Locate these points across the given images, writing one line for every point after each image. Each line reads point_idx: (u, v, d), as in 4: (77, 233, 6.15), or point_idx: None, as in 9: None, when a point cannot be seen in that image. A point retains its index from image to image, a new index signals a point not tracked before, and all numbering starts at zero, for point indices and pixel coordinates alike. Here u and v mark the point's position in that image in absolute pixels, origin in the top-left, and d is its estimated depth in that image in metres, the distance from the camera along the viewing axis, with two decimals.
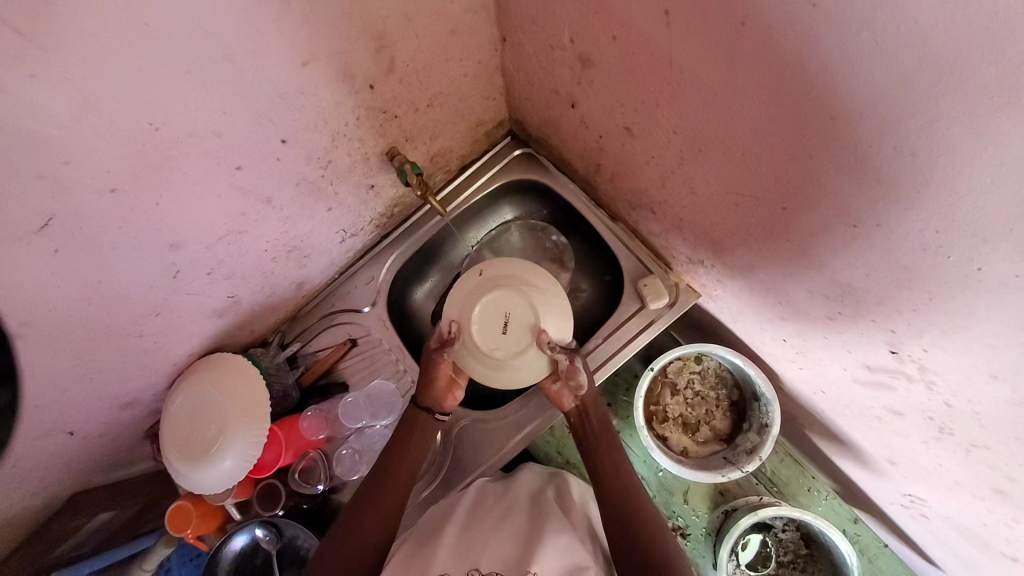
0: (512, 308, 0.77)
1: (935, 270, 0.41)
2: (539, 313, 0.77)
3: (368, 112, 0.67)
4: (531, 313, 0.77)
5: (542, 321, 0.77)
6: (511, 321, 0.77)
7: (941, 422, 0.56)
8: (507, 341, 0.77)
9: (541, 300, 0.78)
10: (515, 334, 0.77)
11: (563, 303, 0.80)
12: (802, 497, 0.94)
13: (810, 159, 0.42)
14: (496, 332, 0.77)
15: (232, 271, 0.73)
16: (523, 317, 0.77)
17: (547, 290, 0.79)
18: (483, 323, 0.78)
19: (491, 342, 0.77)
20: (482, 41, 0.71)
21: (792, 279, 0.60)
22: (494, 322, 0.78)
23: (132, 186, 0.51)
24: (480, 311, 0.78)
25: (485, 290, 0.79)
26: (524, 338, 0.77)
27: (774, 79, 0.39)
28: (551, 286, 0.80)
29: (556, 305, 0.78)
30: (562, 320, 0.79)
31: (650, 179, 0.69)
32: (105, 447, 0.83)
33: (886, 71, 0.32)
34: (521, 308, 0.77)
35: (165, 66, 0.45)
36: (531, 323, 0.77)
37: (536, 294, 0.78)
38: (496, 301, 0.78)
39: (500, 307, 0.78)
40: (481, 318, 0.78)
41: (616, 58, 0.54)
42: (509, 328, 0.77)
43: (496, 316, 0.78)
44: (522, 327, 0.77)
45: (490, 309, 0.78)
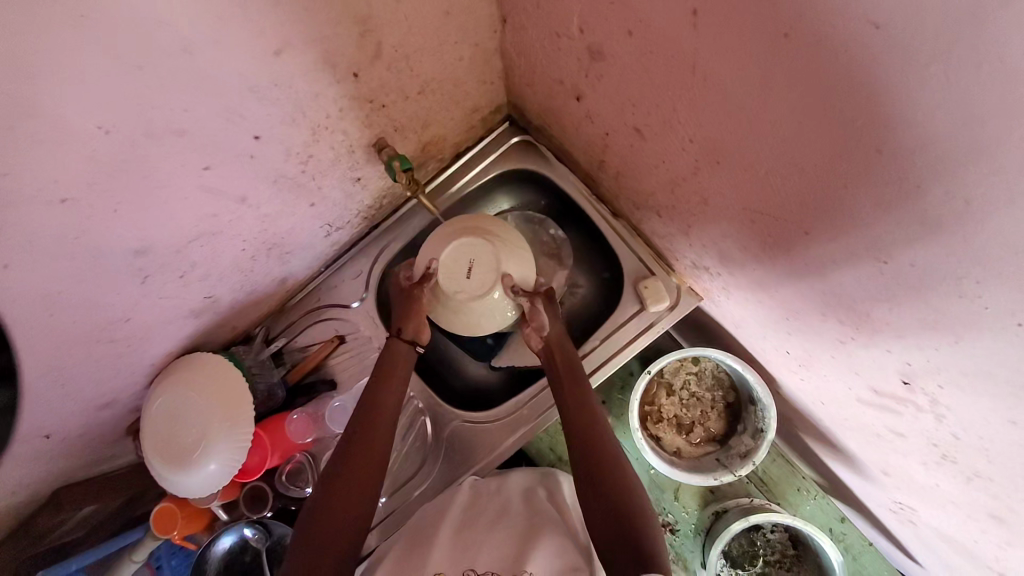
0: (476, 255, 0.75)
1: (970, 317, 0.38)
2: (500, 261, 0.75)
3: (352, 102, 0.60)
4: (493, 262, 0.75)
5: (504, 268, 0.75)
6: (475, 267, 0.75)
7: (945, 450, 0.55)
8: (473, 285, 0.75)
9: (503, 249, 0.76)
10: (479, 280, 0.75)
11: (524, 255, 0.78)
12: (791, 497, 0.95)
13: (844, 188, 0.38)
14: (459, 277, 0.75)
15: (208, 272, 0.68)
16: (487, 262, 0.75)
17: (509, 240, 0.78)
18: (447, 270, 0.75)
19: (455, 287, 0.75)
20: (480, 23, 0.63)
21: (803, 299, 0.57)
22: (460, 267, 0.75)
23: (86, 194, 0.45)
24: (446, 256, 0.76)
25: (452, 236, 0.76)
26: (490, 282, 0.75)
27: (814, 101, 0.34)
28: (512, 237, 0.79)
29: (518, 255, 0.77)
30: (522, 268, 0.78)
31: (658, 183, 0.64)
32: (84, 446, 0.80)
33: (951, 111, 0.27)
34: (484, 254, 0.75)
35: (112, 62, 0.38)
36: (493, 271, 0.75)
37: (499, 239, 0.76)
38: (460, 247, 0.75)
39: (465, 254, 0.75)
40: (447, 263, 0.75)
41: (629, 56, 0.48)
42: (473, 274, 0.75)
43: (461, 262, 0.75)
44: (485, 275, 0.75)
45: (456, 254, 0.75)
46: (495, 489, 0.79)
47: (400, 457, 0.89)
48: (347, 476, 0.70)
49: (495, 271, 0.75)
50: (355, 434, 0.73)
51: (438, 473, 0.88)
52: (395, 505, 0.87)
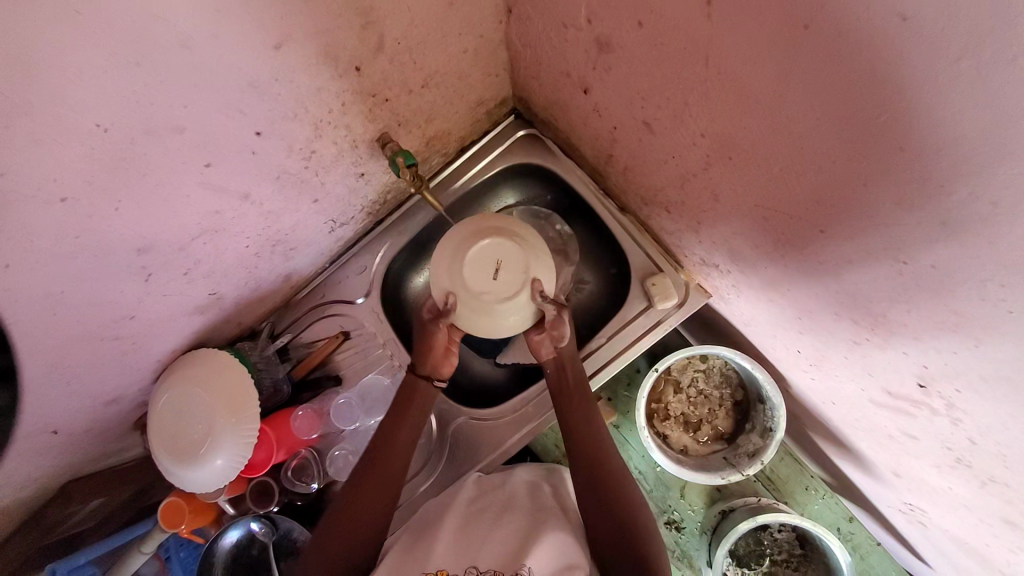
0: (505, 255, 0.70)
1: (992, 323, 0.36)
2: (530, 264, 0.71)
3: (354, 97, 0.59)
4: (523, 265, 0.70)
5: (534, 271, 0.71)
6: (502, 269, 0.70)
7: (960, 454, 0.54)
8: (501, 287, 0.70)
9: (533, 250, 0.72)
10: (508, 281, 0.70)
11: (551, 262, 0.74)
12: (799, 496, 0.95)
13: (863, 187, 0.37)
14: (486, 276, 0.70)
15: (212, 270, 0.68)
16: (516, 263, 0.70)
17: (536, 243, 0.73)
18: (473, 266, 0.70)
19: (481, 288, 0.70)
20: (484, 14, 0.62)
21: (815, 299, 0.55)
22: (486, 267, 0.70)
23: (86, 193, 0.45)
24: (474, 252, 0.71)
25: (479, 234, 0.72)
26: (520, 285, 0.70)
27: (834, 96, 0.33)
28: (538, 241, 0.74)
29: (546, 258, 0.73)
30: (550, 272, 0.74)
31: (667, 178, 0.63)
32: (92, 440, 0.80)
33: (981, 108, 0.26)
34: (514, 255, 0.70)
35: (108, 59, 0.37)
36: (522, 274, 0.70)
37: (528, 241, 0.72)
38: (488, 246, 0.71)
39: (493, 253, 0.71)
40: (474, 259, 0.71)
41: (639, 48, 0.47)
42: (502, 275, 0.70)
43: (488, 261, 0.70)
44: (513, 278, 0.70)
45: (483, 253, 0.71)
46: (500, 484, 0.78)
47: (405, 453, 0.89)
48: None
49: (525, 274, 0.71)
50: None
51: (443, 470, 0.87)
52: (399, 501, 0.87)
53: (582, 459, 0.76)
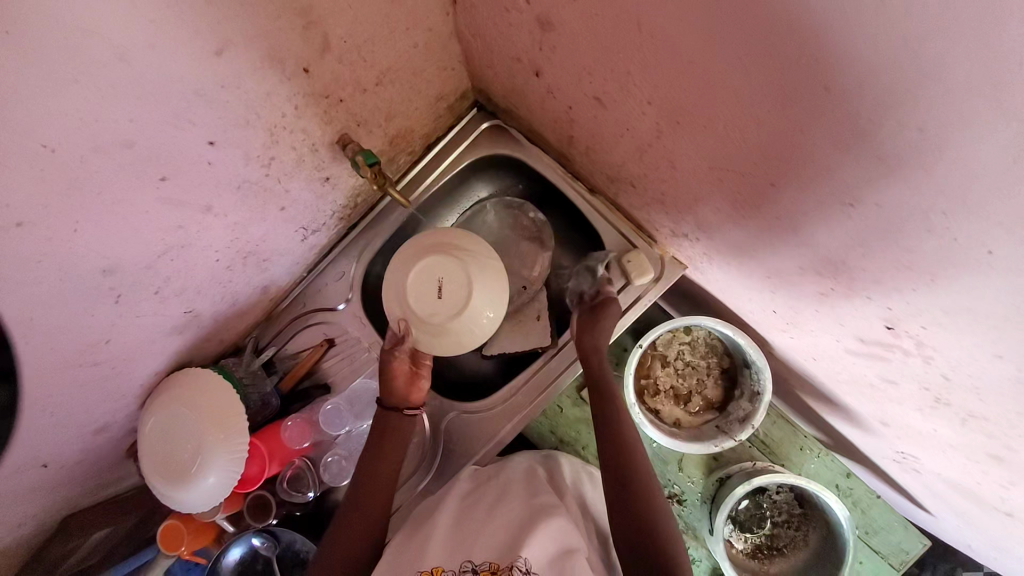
0: (444, 273, 0.70)
1: (942, 252, 0.37)
2: (468, 276, 0.69)
3: (308, 100, 0.59)
4: (461, 279, 0.69)
5: (475, 281, 0.70)
6: (445, 287, 0.70)
7: (937, 393, 0.55)
8: (446, 305, 0.70)
9: (470, 261, 0.70)
10: (453, 299, 0.70)
11: (492, 260, 0.72)
12: (794, 457, 0.94)
13: (801, 133, 0.37)
14: (431, 300, 0.70)
15: (184, 287, 0.68)
16: (456, 278, 0.70)
17: (472, 249, 0.72)
18: (418, 294, 0.71)
19: (428, 310, 0.70)
20: (430, 6, 0.62)
21: (780, 255, 0.56)
22: (430, 289, 0.70)
23: (41, 216, 0.45)
24: (414, 277, 0.70)
25: (416, 256, 0.71)
26: (463, 298, 0.70)
27: (759, 44, 0.33)
28: (474, 244, 0.72)
29: (486, 263, 0.72)
30: (494, 275, 0.72)
31: (626, 152, 0.63)
32: (84, 472, 0.80)
33: (890, 36, 0.26)
34: (451, 271, 0.69)
35: (45, 78, 0.37)
36: (464, 288, 0.70)
37: (465, 250, 0.71)
38: (426, 267, 0.70)
39: (433, 273, 0.70)
40: (416, 287, 0.70)
41: (578, 22, 0.47)
42: (446, 294, 0.70)
43: (431, 283, 0.70)
44: (457, 292, 0.70)
45: (423, 276, 0.70)
46: (494, 474, 0.79)
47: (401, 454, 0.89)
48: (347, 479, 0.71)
49: (466, 286, 0.70)
50: None
51: (440, 467, 0.88)
52: (399, 502, 0.87)
53: None
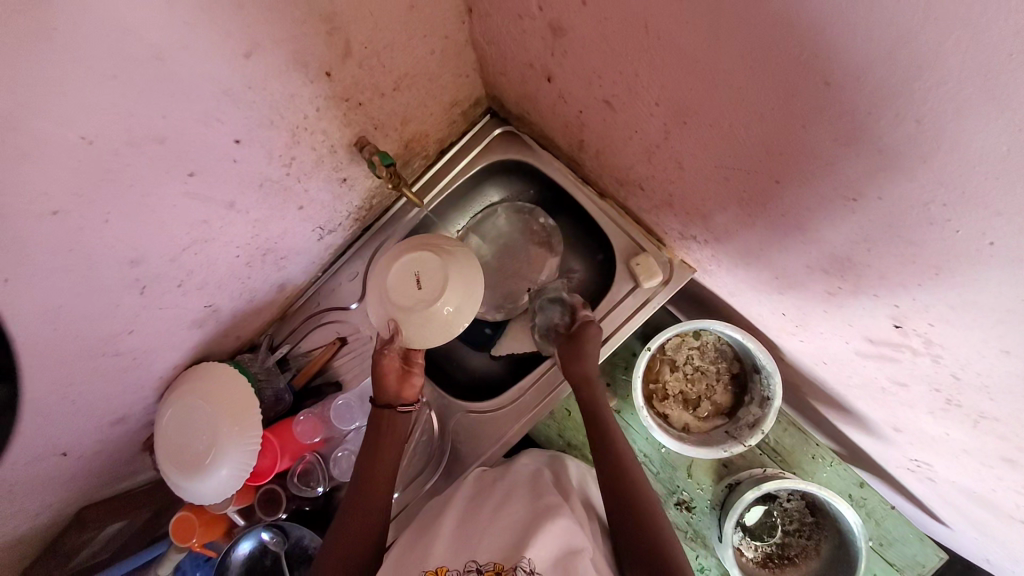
0: (420, 265, 0.71)
1: (944, 244, 0.37)
2: (441, 261, 0.70)
3: (329, 102, 0.62)
4: (435, 264, 0.70)
5: (450, 267, 0.70)
6: (423, 277, 0.71)
7: (948, 394, 0.55)
8: (426, 293, 0.70)
9: (441, 251, 0.72)
10: (431, 287, 0.70)
11: (462, 247, 0.74)
12: (806, 465, 0.93)
13: (802, 128, 0.38)
14: (411, 292, 0.71)
15: (205, 281, 0.70)
16: (432, 267, 0.70)
17: (442, 243, 0.73)
18: (399, 292, 0.71)
19: (409, 301, 0.70)
20: (446, 15, 0.65)
21: (788, 254, 0.56)
22: (409, 283, 0.71)
23: (75, 205, 0.47)
24: (392, 278, 0.72)
25: (391, 261, 0.73)
26: (441, 285, 0.70)
27: (760, 40, 0.35)
28: (444, 239, 0.74)
29: (458, 251, 0.73)
30: (467, 261, 0.73)
31: (635, 154, 0.65)
32: (101, 463, 0.82)
33: (885, 29, 0.28)
34: (426, 262, 0.70)
35: (86, 73, 0.40)
36: (440, 274, 0.70)
37: (437, 243, 0.73)
38: (402, 266, 0.72)
39: (411, 267, 0.71)
40: (394, 287, 0.72)
41: (588, 26, 0.49)
42: (425, 283, 0.70)
43: (408, 278, 0.71)
44: (435, 280, 0.70)
45: (400, 274, 0.72)
46: (500, 476, 0.79)
47: (410, 454, 0.90)
48: None
49: (443, 273, 0.70)
50: None
51: (447, 466, 0.88)
52: (406, 501, 0.88)
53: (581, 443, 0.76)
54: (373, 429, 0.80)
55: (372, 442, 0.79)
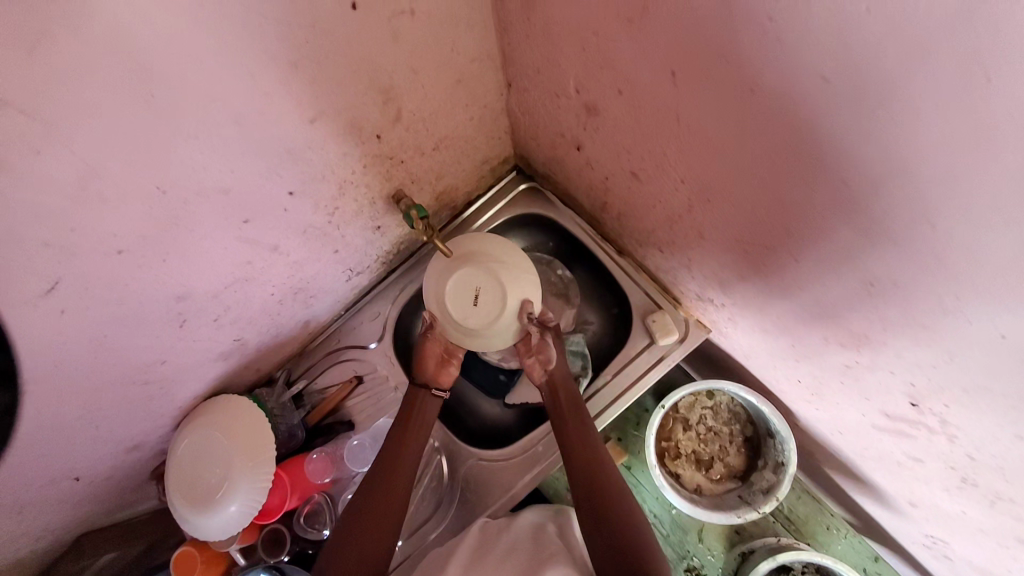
0: (483, 284, 0.75)
1: (957, 334, 0.40)
2: (503, 285, 0.74)
3: (374, 160, 0.67)
4: (497, 288, 0.75)
5: (511, 300, 0.75)
6: (481, 296, 0.75)
7: (964, 473, 0.55)
8: (482, 311, 0.75)
9: (508, 277, 0.75)
10: (485, 309, 0.75)
11: (527, 268, 0.77)
12: (822, 536, 0.91)
13: (822, 218, 0.42)
14: (467, 305, 0.75)
15: (238, 317, 0.73)
16: (494, 292, 0.75)
17: (515, 268, 0.76)
18: (454, 300, 0.75)
19: (466, 314, 0.75)
20: (487, 88, 0.71)
21: (805, 324, 0.58)
22: (466, 294, 0.75)
23: (139, 246, 0.51)
24: (453, 284, 0.75)
25: (454, 264, 0.76)
26: (496, 314, 0.75)
27: (785, 142, 0.39)
28: (517, 261, 0.77)
29: (525, 283, 0.77)
30: (528, 298, 0.77)
31: (658, 221, 0.69)
32: (110, 489, 0.82)
33: (903, 150, 0.31)
34: (490, 285, 0.75)
35: (171, 133, 0.44)
36: (500, 295, 0.75)
37: (510, 271, 0.75)
38: (468, 273, 0.75)
39: (473, 280, 0.75)
40: (453, 292, 0.75)
41: (621, 110, 0.54)
42: (480, 303, 0.75)
43: (468, 290, 0.75)
44: (492, 300, 0.75)
45: (464, 280, 0.75)
46: (503, 530, 0.78)
47: (417, 501, 0.89)
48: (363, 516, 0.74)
49: (501, 304, 0.75)
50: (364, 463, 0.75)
51: (454, 516, 0.87)
52: (409, 550, 0.86)
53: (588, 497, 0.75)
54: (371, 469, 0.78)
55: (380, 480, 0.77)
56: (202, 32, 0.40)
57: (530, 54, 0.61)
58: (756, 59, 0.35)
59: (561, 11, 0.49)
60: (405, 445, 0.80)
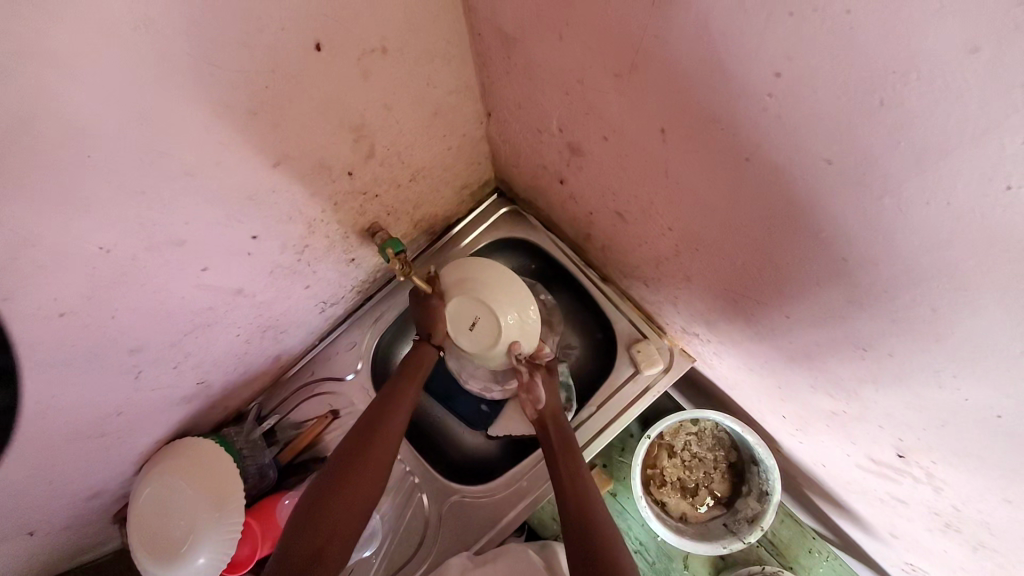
0: (481, 315, 0.74)
1: (951, 405, 0.39)
2: (498, 323, 0.73)
3: (346, 197, 0.63)
4: (491, 323, 0.74)
5: (503, 339, 0.74)
6: (475, 325, 0.75)
7: (948, 519, 0.55)
8: (474, 339, 0.76)
9: (507, 316, 0.74)
10: (477, 338, 0.75)
11: (528, 311, 0.75)
12: (804, 560, 0.92)
13: (816, 284, 0.40)
14: (462, 328, 0.76)
15: (202, 360, 0.68)
16: (488, 327, 0.74)
17: (517, 309, 0.74)
18: (453, 317, 0.76)
19: (459, 334, 0.77)
20: (466, 117, 0.68)
21: (793, 371, 0.57)
22: (463, 319, 0.76)
23: (85, 306, 0.46)
24: (455, 302, 0.75)
25: (460, 285, 0.75)
26: (486, 345, 0.76)
27: (780, 210, 0.37)
28: (521, 302, 0.75)
29: (523, 325, 0.75)
30: (521, 340, 0.75)
31: (643, 258, 0.67)
32: (64, 543, 0.75)
33: (908, 238, 0.31)
34: (486, 319, 0.74)
35: (117, 191, 0.40)
36: (493, 330, 0.74)
37: (509, 313, 0.74)
38: (471, 301, 0.74)
39: (472, 309, 0.75)
40: (454, 311, 0.76)
41: (607, 155, 0.52)
42: (474, 330, 0.75)
43: (466, 315, 0.75)
44: (485, 331, 0.75)
45: (464, 306, 0.75)
46: (493, 556, 0.77)
47: (393, 541, 0.85)
48: (321, 525, 0.63)
49: (494, 338, 0.75)
50: (329, 482, 0.67)
51: (435, 556, 0.83)
52: None
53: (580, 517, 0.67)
54: (307, 500, 0.66)
55: (332, 492, 0.66)
56: (154, 85, 0.36)
57: (511, 88, 0.58)
58: (755, 130, 0.33)
59: (542, 54, 0.46)
60: (359, 477, 0.68)
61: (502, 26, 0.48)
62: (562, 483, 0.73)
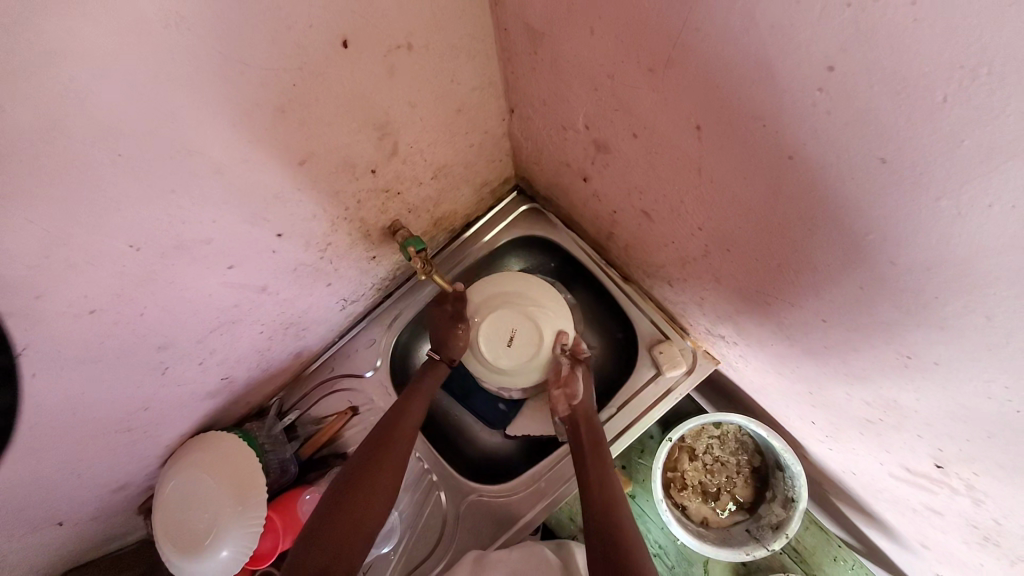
0: (518, 324, 0.79)
1: (1005, 418, 0.37)
2: (538, 324, 0.78)
3: (369, 194, 0.63)
4: (533, 327, 0.78)
5: (547, 338, 0.79)
6: (517, 335, 0.79)
7: (986, 532, 0.53)
8: (518, 351, 0.79)
9: (541, 318, 0.79)
10: (521, 351, 0.79)
11: (555, 304, 0.82)
12: (828, 568, 0.89)
13: (860, 289, 0.39)
14: (503, 345, 0.79)
15: (227, 356, 0.69)
16: (528, 333, 0.79)
17: (548, 304, 0.81)
18: (490, 338, 0.79)
19: (504, 353, 0.79)
20: (488, 114, 0.67)
21: (829, 377, 0.55)
22: (500, 336, 0.79)
23: (115, 304, 0.47)
24: (488, 327, 0.79)
25: (485, 310, 0.80)
26: (531, 352, 0.79)
27: (823, 211, 0.36)
28: (547, 297, 0.81)
29: (555, 317, 0.81)
30: (563, 329, 0.81)
31: (669, 258, 0.65)
32: (93, 532, 0.77)
33: (964, 243, 0.29)
34: (527, 327, 0.78)
35: (146, 190, 0.40)
36: (535, 334, 0.79)
37: (539, 313, 0.79)
38: (503, 314, 0.79)
39: (509, 321, 0.79)
40: (489, 333, 0.79)
41: (638, 153, 0.50)
42: (515, 343, 0.79)
43: (503, 331, 0.79)
44: (530, 339, 0.79)
45: (499, 322, 0.79)
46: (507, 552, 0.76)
47: (411, 538, 0.84)
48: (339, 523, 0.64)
49: (537, 342, 0.79)
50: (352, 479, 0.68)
51: (450, 554, 0.82)
52: None
53: (599, 521, 0.67)
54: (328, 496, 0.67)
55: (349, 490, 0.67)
56: (184, 85, 0.36)
57: (538, 85, 0.56)
58: (801, 128, 0.32)
59: (572, 49, 0.45)
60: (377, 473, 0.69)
61: (530, 21, 0.47)
62: (591, 487, 0.71)
